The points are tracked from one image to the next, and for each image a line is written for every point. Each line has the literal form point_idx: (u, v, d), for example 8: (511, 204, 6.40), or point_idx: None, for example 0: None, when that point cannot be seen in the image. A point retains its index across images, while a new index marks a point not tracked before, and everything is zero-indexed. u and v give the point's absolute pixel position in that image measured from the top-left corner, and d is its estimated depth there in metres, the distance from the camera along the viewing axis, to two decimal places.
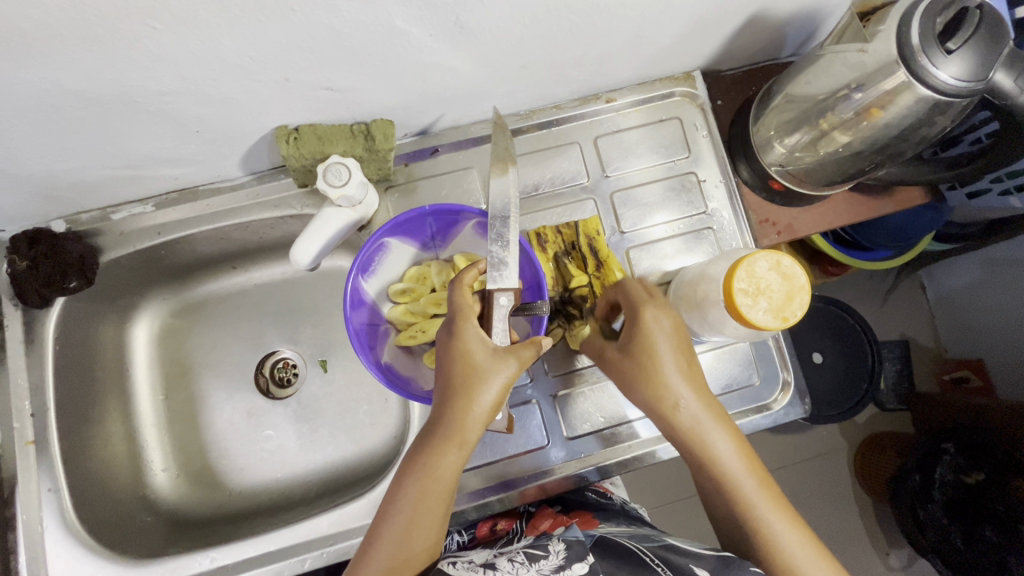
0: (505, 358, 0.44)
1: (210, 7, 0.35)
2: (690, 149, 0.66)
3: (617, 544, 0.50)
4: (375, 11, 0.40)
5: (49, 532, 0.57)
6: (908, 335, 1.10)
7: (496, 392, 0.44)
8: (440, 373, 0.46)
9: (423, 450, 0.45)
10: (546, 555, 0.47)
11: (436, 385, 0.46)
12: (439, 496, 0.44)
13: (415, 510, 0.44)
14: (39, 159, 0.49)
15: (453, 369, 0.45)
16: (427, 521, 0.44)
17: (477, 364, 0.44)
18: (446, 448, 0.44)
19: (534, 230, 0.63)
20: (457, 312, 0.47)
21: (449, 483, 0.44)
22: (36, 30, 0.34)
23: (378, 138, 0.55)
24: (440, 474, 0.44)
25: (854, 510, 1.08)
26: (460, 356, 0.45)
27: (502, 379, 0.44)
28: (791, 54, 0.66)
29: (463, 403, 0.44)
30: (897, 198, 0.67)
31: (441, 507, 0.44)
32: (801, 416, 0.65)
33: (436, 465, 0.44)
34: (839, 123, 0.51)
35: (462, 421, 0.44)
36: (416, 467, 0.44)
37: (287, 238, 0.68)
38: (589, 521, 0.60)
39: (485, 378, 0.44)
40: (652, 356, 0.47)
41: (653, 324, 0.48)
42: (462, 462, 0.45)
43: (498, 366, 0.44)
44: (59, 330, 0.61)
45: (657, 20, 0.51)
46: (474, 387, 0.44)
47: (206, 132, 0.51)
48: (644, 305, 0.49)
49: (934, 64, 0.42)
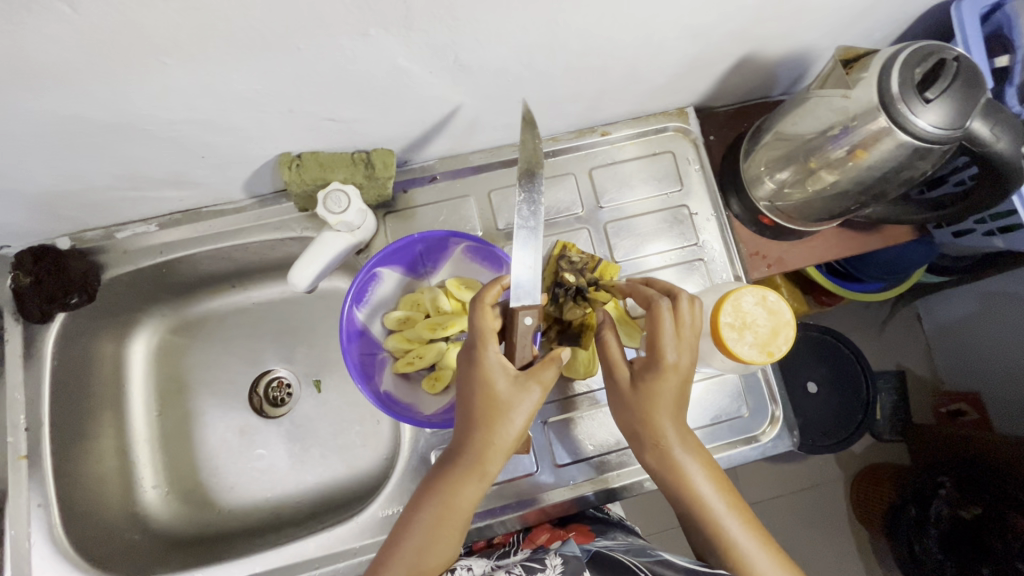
0: (527, 386, 0.45)
1: (218, 43, 0.37)
2: (682, 182, 0.68)
3: (612, 559, 0.51)
4: (377, 49, 0.42)
5: (37, 548, 0.57)
6: (904, 366, 1.10)
7: (519, 424, 0.45)
8: (464, 400, 0.46)
9: (445, 477, 0.46)
10: (543, 568, 0.48)
11: (458, 411, 0.47)
12: (453, 526, 0.45)
13: (433, 532, 0.45)
14: (48, 180, 0.50)
15: (475, 399, 0.45)
16: (437, 548, 0.45)
17: (498, 396, 0.44)
18: (466, 479, 0.45)
19: (562, 241, 0.64)
20: (479, 334, 0.46)
21: (466, 511, 0.46)
22: (53, 63, 0.36)
23: (378, 165, 0.57)
24: (457, 504, 0.45)
25: (847, 542, 1.07)
26: (484, 384, 0.45)
27: (526, 405, 0.45)
28: (782, 92, 0.68)
29: (485, 433, 0.44)
30: (885, 235, 0.69)
31: (454, 534, 0.46)
32: (790, 449, 0.65)
33: (453, 494, 0.45)
34: (826, 164, 0.53)
35: (483, 454, 0.45)
36: (435, 491, 0.46)
37: (287, 259, 0.69)
38: (585, 535, 0.59)
39: (505, 409, 0.44)
40: (656, 397, 0.47)
41: (664, 370, 0.47)
42: (481, 493, 0.46)
43: (522, 397, 0.44)
44: (59, 345, 0.62)
45: (650, 61, 0.53)
46: (497, 418, 0.44)
47: (211, 157, 0.52)
48: (662, 347, 0.47)
49: (913, 112, 0.44)
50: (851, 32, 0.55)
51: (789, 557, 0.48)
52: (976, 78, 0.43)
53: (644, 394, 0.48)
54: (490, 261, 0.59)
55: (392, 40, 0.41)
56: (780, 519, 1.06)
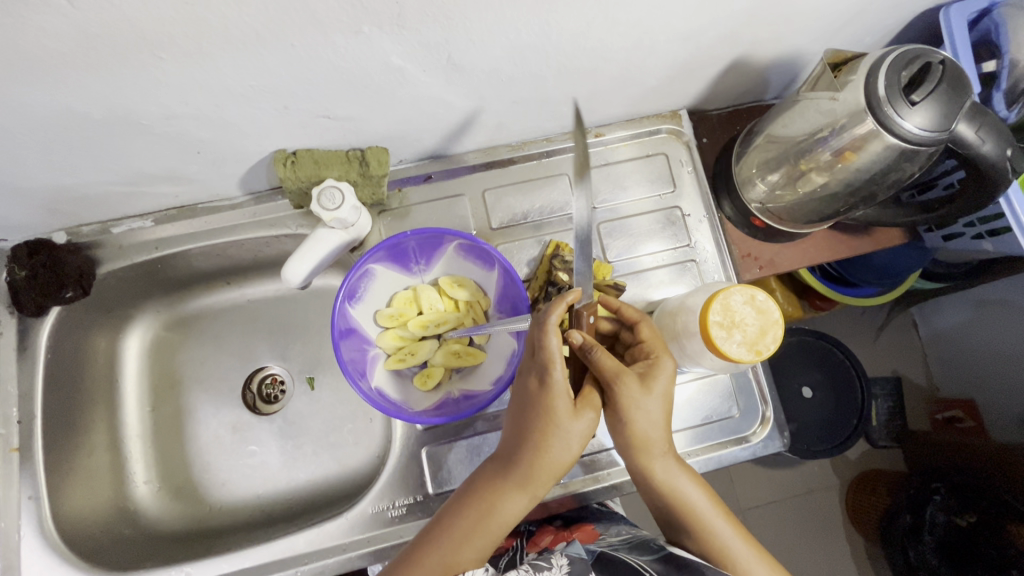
0: (586, 414, 0.46)
1: (212, 39, 0.38)
2: (675, 184, 0.68)
3: (616, 560, 0.50)
4: (370, 48, 0.42)
5: (27, 541, 0.57)
6: (899, 373, 1.10)
7: (573, 445, 0.47)
8: (521, 415, 0.47)
9: (491, 489, 0.49)
10: (549, 566, 0.48)
11: (512, 424, 0.48)
12: (492, 530, 0.48)
13: (469, 536, 0.48)
14: (43, 174, 0.51)
15: (531, 422, 0.46)
16: (473, 549, 0.48)
17: (558, 420, 0.45)
18: (515, 490, 0.48)
19: (555, 241, 0.65)
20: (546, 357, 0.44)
21: (506, 519, 0.49)
22: (51, 57, 0.37)
23: (372, 164, 0.57)
24: (501, 509, 0.48)
25: (841, 547, 1.07)
26: (545, 403, 0.45)
27: (582, 429, 0.46)
28: (775, 96, 0.69)
29: (537, 448, 0.47)
30: (876, 239, 0.69)
31: (491, 539, 0.49)
32: (780, 449, 0.65)
33: (501, 501, 0.48)
34: (816, 165, 0.54)
35: (534, 468, 0.47)
36: (476, 501, 0.49)
37: (282, 256, 0.70)
38: (589, 533, 0.59)
39: (560, 435, 0.46)
40: (658, 403, 0.47)
41: (665, 371, 0.48)
42: (522, 506, 0.49)
43: (577, 418, 0.46)
44: (52, 338, 0.62)
45: (642, 63, 0.54)
46: (551, 439, 0.46)
47: (206, 153, 0.53)
48: (658, 354, 0.49)
49: (899, 114, 0.44)
50: (841, 37, 0.56)
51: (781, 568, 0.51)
52: (963, 93, 0.44)
53: (651, 402, 0.47)
54: (482, 259, 0.59)
55: (385, 38, 0.41)
56: (774, 524, 1.06)
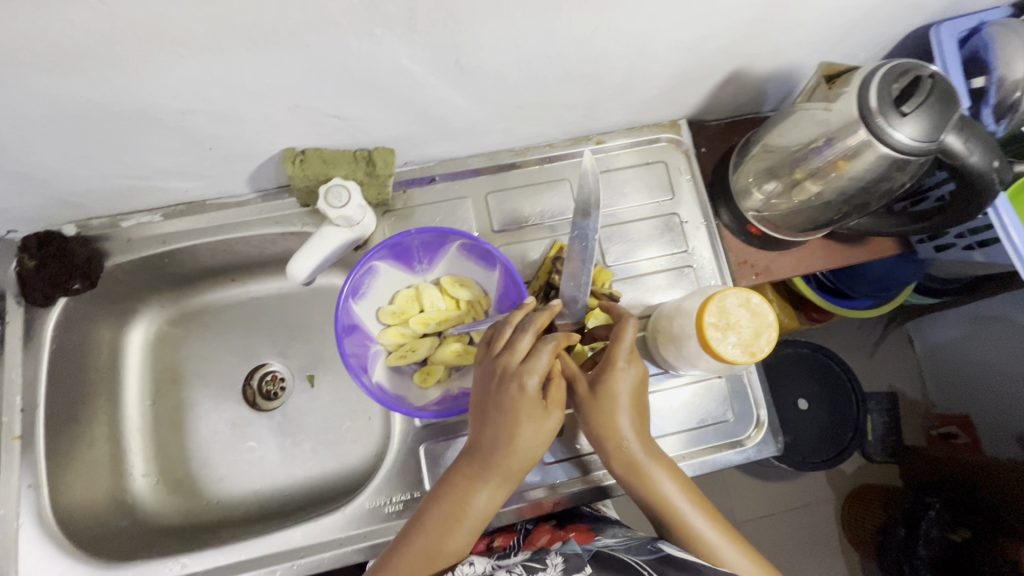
0: (554, 412, 0.49)
1: (231, 35, 0.39)
2: (674, 192, 0.70)
3: (614, 559, 0.50)
4: (382, 50, 0.44)
5: (25, 529, 0.58)
6: (896, 387, 1.11)
7: (532, 433, 0.48)
8: (485, 408, 0.49)
9: (461, 480, 0.50)
10: (544, 568, 0.48)
11: (478, 416, 0.50)
12: (465, 520, 0.49)
13: (444, 525, 0.48)
14: (58, 165, 0.52)
15: (498, 414, 0.48)
16: (450, 540, 0.48)
17: (517, 408, 0.48)
18: (483, 480, 0.49)
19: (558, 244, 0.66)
20: (524, 369, 0.47)
21: (477, 508, 0.49)
22: (76, 51, 0.38)
23: (378, 163, 0.59)
24: (472, 500, 0.49)
25: (835, 559, 1.07)
26: (508, 395, 0.48)
27: (547, 428, 0.49)
28: (772, 108, 0.71)
29: (500, 435, 0.48)
30: (869, 248, 0.71)
31: (467, 530, 0.49)
32: (775, 454, 0.66)
33: (470, 491, 0.49)
34: (811, 174, 0.55)
35: (502, 457, 0.49)
36: (450, 493, 0.50)
37: (286, 254, 0.71)
38: (585, 534, 0.59)
39: (521, 427, 0.48)
40: (620, 403, 0.51)
41: (620, 373, 0.51)
42: (493, 496, 0.50)
43: (535, 409, 0.48)
44: (58, 329, 0.63)
45: (643, 72, 0.56)
46: (511, 426, 0.48)
47: (218, 149, 0.54)
48: (613, 358, 0.51)
49: (890, 124, 0.45)
50: (836, 51, 0.58)
51: (755, 548, 0.52)
52: (946, 116, 0.45)
53: (613, 397, 0.51)
54: (484, 260, 0.60)
55: (396, 40, 0.43)
56: (769, 535, 1.06)
